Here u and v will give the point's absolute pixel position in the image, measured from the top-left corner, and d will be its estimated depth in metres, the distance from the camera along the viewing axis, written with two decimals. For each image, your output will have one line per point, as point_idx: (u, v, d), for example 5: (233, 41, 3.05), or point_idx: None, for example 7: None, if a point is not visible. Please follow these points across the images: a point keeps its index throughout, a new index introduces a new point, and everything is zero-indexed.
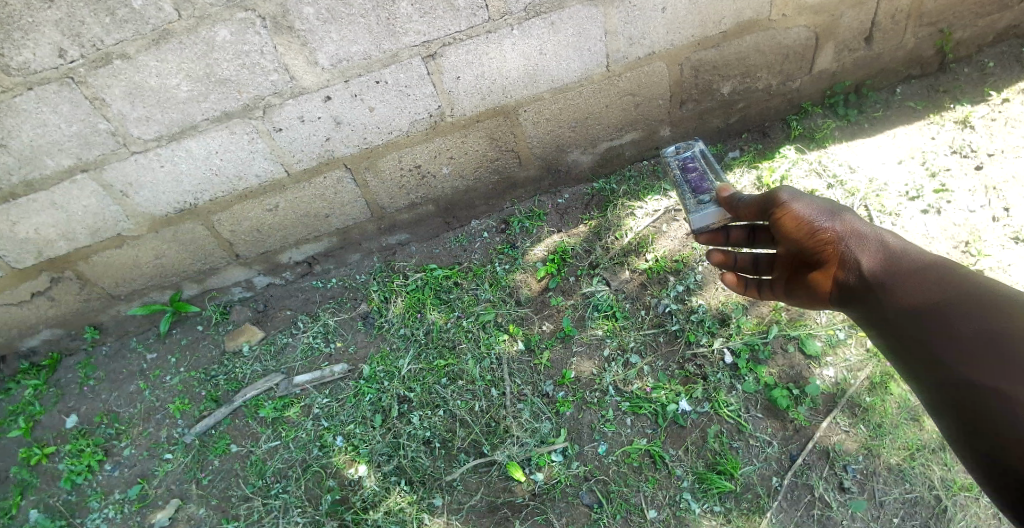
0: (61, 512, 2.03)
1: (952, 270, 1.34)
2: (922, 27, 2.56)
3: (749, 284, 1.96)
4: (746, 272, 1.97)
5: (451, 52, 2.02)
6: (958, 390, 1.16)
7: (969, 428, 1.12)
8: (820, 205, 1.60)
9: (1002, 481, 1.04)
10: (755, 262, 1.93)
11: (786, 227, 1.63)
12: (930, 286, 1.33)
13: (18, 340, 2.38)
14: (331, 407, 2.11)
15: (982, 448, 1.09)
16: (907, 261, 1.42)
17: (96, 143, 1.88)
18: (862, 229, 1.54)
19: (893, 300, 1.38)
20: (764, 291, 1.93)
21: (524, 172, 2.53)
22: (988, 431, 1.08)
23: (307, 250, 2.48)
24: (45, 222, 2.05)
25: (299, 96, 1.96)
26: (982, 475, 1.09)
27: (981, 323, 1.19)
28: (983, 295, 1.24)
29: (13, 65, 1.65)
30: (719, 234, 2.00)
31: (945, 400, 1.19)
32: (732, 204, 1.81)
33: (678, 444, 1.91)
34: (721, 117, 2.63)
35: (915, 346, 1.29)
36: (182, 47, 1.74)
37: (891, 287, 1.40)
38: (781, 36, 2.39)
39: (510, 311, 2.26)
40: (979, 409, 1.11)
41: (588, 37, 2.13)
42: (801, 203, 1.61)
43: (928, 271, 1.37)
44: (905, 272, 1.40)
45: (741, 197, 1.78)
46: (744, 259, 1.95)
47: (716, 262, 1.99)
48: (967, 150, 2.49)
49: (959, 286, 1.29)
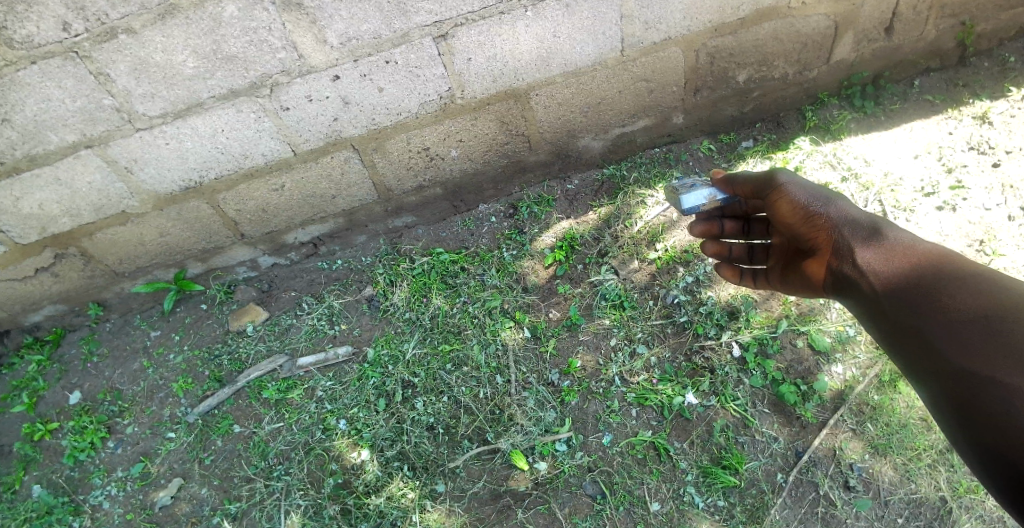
0: (64, 488, 2.04)
1: (950, 262, 1.33)
2: (943, 19, 2.50)
3: (745, 273, 1.94)
4: (744, 263, 1.95)
5: (464, 32, 1.97)
6: (957, 383, 1.15)
7: (967, 420, 1.11)
8: (815, 188, 1.56)
9: (997, 474, 1.03)
10: (750, 252, 1.92)
11: (780, 210, 1.59)
12: (929, 277, 1.32)
13: (22, 315, 2.37)
14: (335, 390, 2.10)
15: (978, 440, 1.08)
16: (903, 247, 1.40)
17: (101, 119, 1.85)
18: (857, 214, 1.52)
19: (889, 290, 1.36)
20: (758, 279, 1.90)
21: (534, 157, 2.48)
22: (987, 426, 1.07)
23: (312, 231, 2.46)
24: (49, 198, 2.02)
25: (308, 75, 1.92)
26: (977, 468, 1.09)
27: (979, 315, 1.19)
28: (983, 289, 1.24)
29: (17, 38, 1.61)
30: (716, 217, 1.93)
31: (942, 392, 1.18)
32: (727, 180, 1.75)
33: (684, 436, 1.91)
34: (736, 105, 2.57)
35: (911, 335, 1.28)
36: (188, 22, 1.70)
37: (886, 275, 1.38)
38: (799, 23, 2.33)
39: (516, 297, 2.24)
40: (979, 402, 1.10)
41: (603, 20, 2.07)
42: (797, 187, 1.56)
43: (925, 260, 1.36)
44: (900, 260, 1.39)
45: (739, 173, 1.72)
46: (739, 249, 1.93)
47: (710, 254, 1.96)
48: (985, 146, 2.44)
49: (956, 278, 1.29)
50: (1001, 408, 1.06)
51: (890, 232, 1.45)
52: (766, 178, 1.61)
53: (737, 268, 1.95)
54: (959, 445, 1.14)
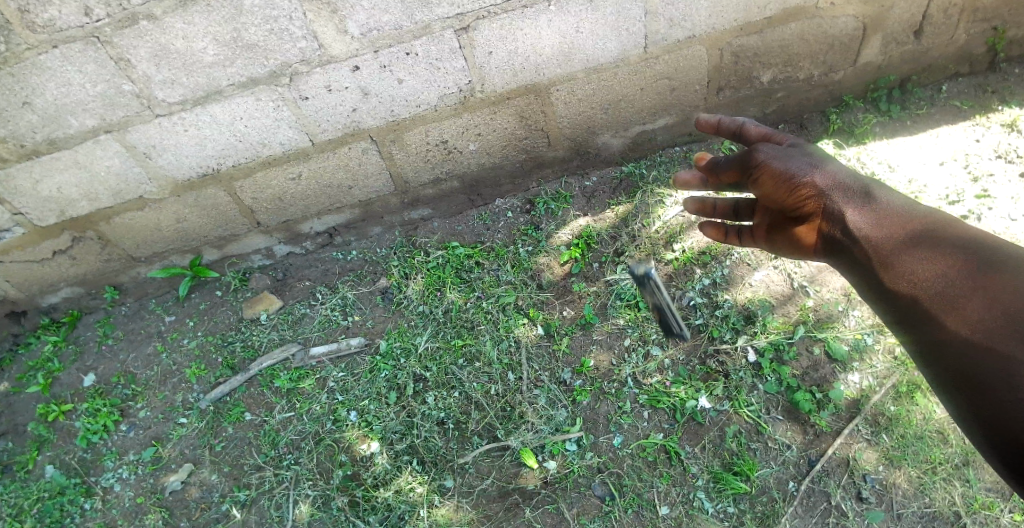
0: (77, 469, 2.06)
1: (946, 226, 1.26)
2: (975, 23, 2.44)
3: (729, 231, 1.75)
4: (728, 220, 1.76)
5: (485, 26, 1.95)
6: (962, 361, 1.10)
7: (971, 399, 1.08)
8: (796, 155, 1.45)
9: (1006, 455, 1.02)
10: (735, 208, 1.72)
11: (764, 184, 1.47)
12: (927, 245, 1.24)
13: (40, 296, 2.39)
14: (346, 381, 2.11)
15: (984, 419, 1.05)
16: (893, 211, 1.33)
17: (121, 104, 1.85)
18: (846, 177, 1.40)
19: (885, 261, 1.28)
20: (743, 236, 1.71)
21: (553, 153, 2.46)
22: (994, 408, 1.04)
23: (328, 221, 2.46)
24: (68, 181, 2.03)
25: (327, 65, 1.91)
26: (984, 446, 1.07)
27: (979, 284, 1.13)
28: (985, 254, 1.17)
29: (39, 22, 1.62)
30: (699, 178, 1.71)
31: (944, 369, 1.15)
32: (714, 165, 1.61)
33: (696, 441, 1.89)
34: (759, 105, 2.53)
35: (913, 311, 1.23)
36: (210, 10, 1.69)
37: (881, 244, 1.29)
38: (827, 24, 2.29)
39: (531, 294, 2.23)
40: (982, 380, 1.06)
41: (627, 17, 2.04)
42: (780, 159, 1.45)
43: (920, 226, 1.28)
44: (892, 225, 1.31)
45: (724, 158, 1.59)
46: (723, 205, 1.74)
47: (693, 211, 1.81)
48: (1013, 155, 2.39)
49: (953, 244, 1.22)
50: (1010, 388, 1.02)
51: (877, 193, 1.37)
52: (748, 153, 1.51)
53: (721, 227, 1.77)
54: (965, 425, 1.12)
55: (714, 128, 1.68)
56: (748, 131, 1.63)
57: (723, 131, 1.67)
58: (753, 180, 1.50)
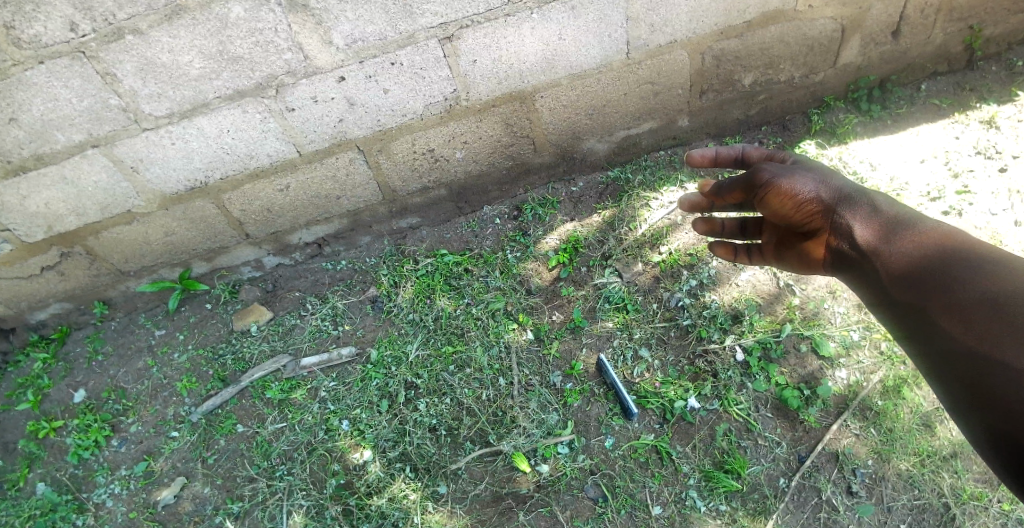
0: (68, 485, 2.05)
1: (949, 235, 1.30)
2: (951, 23, 2.49)
3: (738, 250, 1.84)
4: (735, 238, 1.84)
5: (469, 35, 1.97)
6: (966, 366, 1.14)
7: (973, 402, 1.13)
8: (801, 172, 1.47)
9: (1011, 457, 1.06)
10: (742, 226, 1.81)
11: (772, 204, 1.48)
12: (931, 252, 1.28)
13: (28, 312, 2.38)
14: (337, 391, 2.11)
15: (989, 422, 1.09)
16: (897, 222, 1.37)
17: (108, 119, 1.86)
18: (850, 192, 1.45)
19: (892, 271, 1.32)
20: (753, 255, 1.82)
21: (539, 159, 2.49)
22: (999, 411, 1.07)
23: (317, 231, 2.47)
24: (56, 197, 2.03)
25: (313, 75, 1.93)
26: (988, 448, 1.11)
27: (982, 293, 1.16)
28: (986, 261, 1.21)
29: (24, 38, 1.62)
30: (704, 202, 1.80)
31: (946, 372, 1.20)
32: (717, 190, 1.64)
33: (686, 441, 1.90)
34: (742, 107, 2.56)
35: (919, 318, 1.26)
36: (195, 23, 1.71)
37: (887, 254, 1.33)
38: (806, 27, 2.33)
39: (520, 299, 2.24)
40: (987, 385, 1.10)
41: (610, 23, 2.07)
42: (787, 177, 1.46)
43: (925, 236, 1.32)
44: (898, 237, 1.34)
45: (726, 180, 1.61)
46: (731, 224, 1.82)
47: (701, 232, 1.86)
48: (992, 151, 2.43)
49: (958, 255, 1.25)
50: (1013, 395, 1.05)
51: (883, 207, 1.41)
52: (751, 174, 1.50)
53: (731, 245, 1.85)
54: (970, 427, 1.16)
55: (711, 160, 1.70)
56: (749, 155, 1.68)
57: (722, 160, 1.70)
58: (760, 201, 1.50)
